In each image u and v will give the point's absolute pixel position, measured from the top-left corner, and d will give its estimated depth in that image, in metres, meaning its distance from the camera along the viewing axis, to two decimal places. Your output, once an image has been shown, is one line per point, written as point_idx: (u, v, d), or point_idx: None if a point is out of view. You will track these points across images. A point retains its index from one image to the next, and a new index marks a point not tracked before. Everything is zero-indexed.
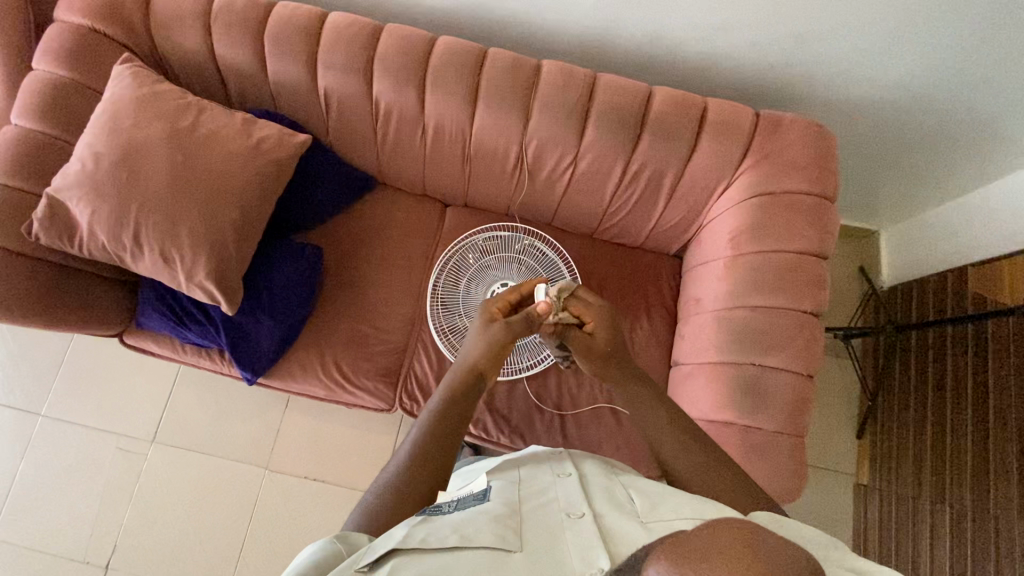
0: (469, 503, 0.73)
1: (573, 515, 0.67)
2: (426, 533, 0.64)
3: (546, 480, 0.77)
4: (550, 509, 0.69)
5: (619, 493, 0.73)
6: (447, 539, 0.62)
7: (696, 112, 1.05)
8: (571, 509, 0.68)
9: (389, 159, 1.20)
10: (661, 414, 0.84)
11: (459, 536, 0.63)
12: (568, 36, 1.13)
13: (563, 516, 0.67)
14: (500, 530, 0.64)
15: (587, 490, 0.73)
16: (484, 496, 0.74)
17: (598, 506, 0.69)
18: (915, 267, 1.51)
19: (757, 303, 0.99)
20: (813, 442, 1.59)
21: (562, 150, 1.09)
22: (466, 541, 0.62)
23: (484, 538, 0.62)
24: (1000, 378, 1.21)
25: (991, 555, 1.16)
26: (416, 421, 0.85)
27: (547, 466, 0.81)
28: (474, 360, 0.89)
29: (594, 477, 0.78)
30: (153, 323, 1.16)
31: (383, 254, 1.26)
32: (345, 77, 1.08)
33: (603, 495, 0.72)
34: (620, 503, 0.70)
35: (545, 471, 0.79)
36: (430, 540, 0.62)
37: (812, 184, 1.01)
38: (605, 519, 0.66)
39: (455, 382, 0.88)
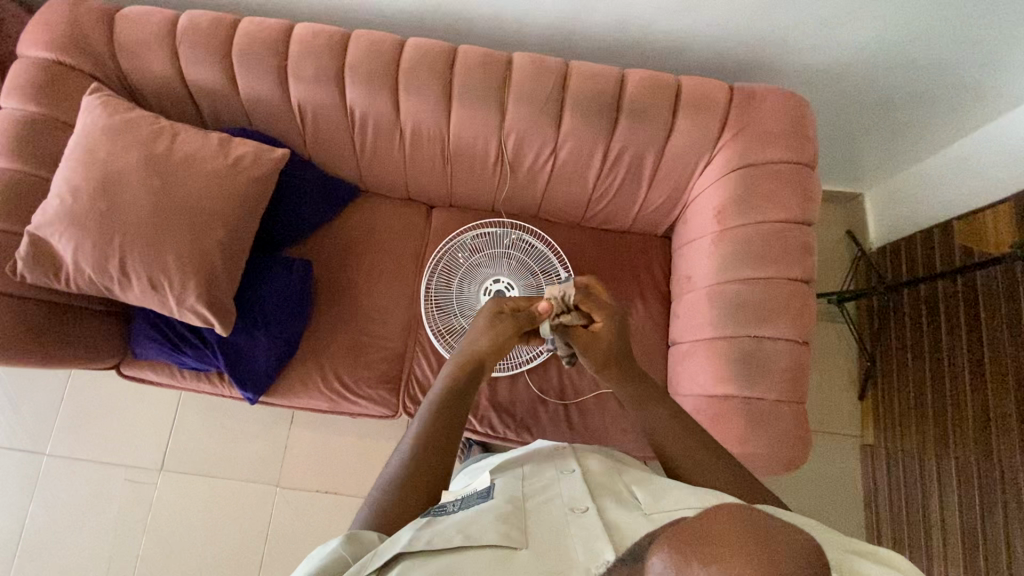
0: (472, 502, 0.73)
1: (577, 510, 0.67)
2: (432, 534, 0.64)
3: (549, 476, 0.77)
4: (555, 506, 0.70)
5: (622, 489, 0.74)
6: (452, 538, 0.63)
7: (670, 91, 1.06)
8: (575, 504, 0.69)
9: (370, 167, 1.20)
10: (661, 411, 0.85)
11: (464, 535, 0.64)
12: (535, 27, 1.13)
13: (567, 510, 0.68)
14: (505, 528, 0.65)
15: (591, 485, 0.74)
16: (487, 494, 0.74)
17: (602, 501, 0.70)
18: (902, 226, 1.53)
19: (747, 275, 1.00)
20: (816, 408, 1.60)
21: (541, 141, 1.09)
22: (471, 540, 0.63)
23: (489, 536, 0.63)
24: (993, 327, 1.23)
25: (1000, 501, 1.18)
26: (416, 416, 0.85)
27: (550, 462, 0.82)
28: (475, 351, 0.89)
29: (596, 470, 0.78)
30: (148, 351, 1.16)
31: (374, 261, 1.26)
32: (317, 88, 1.08)
33: (607, 491, 0.73)
34: (624, 499, 0.71)
35: (548, 468, 0.79)
36: (436, 540, 0.63)
37: (791, 152, 1.02)
38: (609, 513, 0.67)
39: (454, 373, 0.88)
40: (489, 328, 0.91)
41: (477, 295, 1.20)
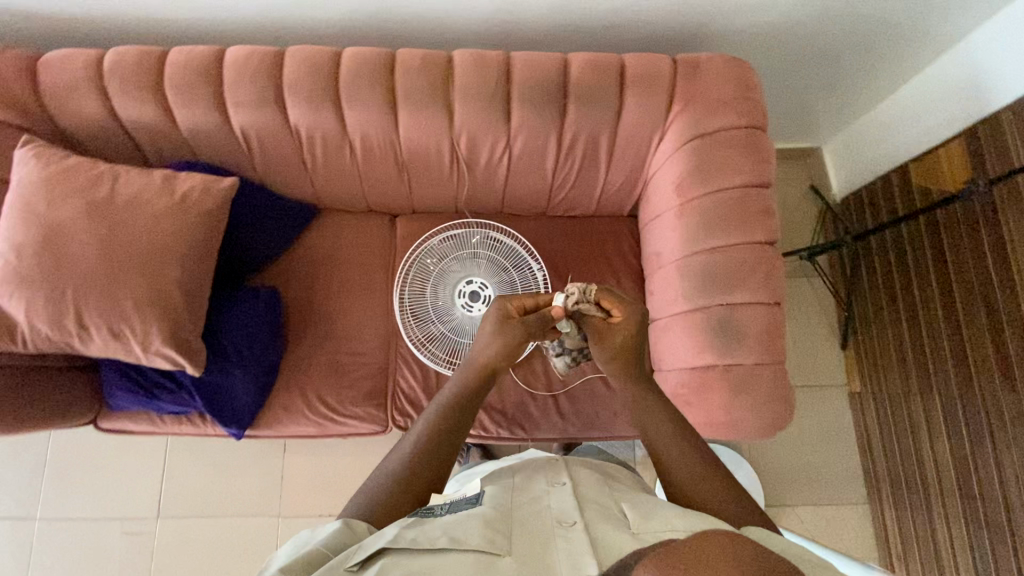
0: (460, 506, 0.73)
1: (564, 523, 0.67)
2: (417, 532, 0.64)
3: (538, 487, 0.77)
4: (542, 517, 0.70)
5: (610, 505, 0.73)
6: (437, 538, 0.63)
7: (614, 71, 1.05)
8: (562, 517, 0.68)
9: (325, 183, 1.18)
10: (660, 415, 0.82)
11: (450, 536, 0.64)
12: (473, 24, 1.11)
13: (554, 524, 0.68)
14: (490, 533, 0.65)
15: (581, 500, 0.74)
16: (476, 500, 0.74)
17: (590, 516, 0.69)
18: (861, 174, 1.55)
19: (713, 244, 1.00)
20: (800, 362, 1.64)
21: (493, 137, 1.08)
22: (456, 542, 0.63)
23: (472, 540, 0.63)
24: (959, 264, 1.26)
25: (987, 432, 1.21)
26: (423, 414, 0.85)
27: (541, 474, 0.81)
28: (485, 357, 0.88)
29: (586, 486, 0.77)
30: (123, 402, 1.13)
31: (343, 278, 1.25)
32: (258, 111, 1.05)
33: (596, 507, 0.72)
34: (611, 516, 0.70)
35: (538, 478, 0.79)
36: (421, 538, 0.63)
37: (741, 117, 1.02)
38: (597, 529, 0.66)
39: (466, 376, 0.88)
40: (497, 332, 0.88)
41: (452, 299, 1.19)
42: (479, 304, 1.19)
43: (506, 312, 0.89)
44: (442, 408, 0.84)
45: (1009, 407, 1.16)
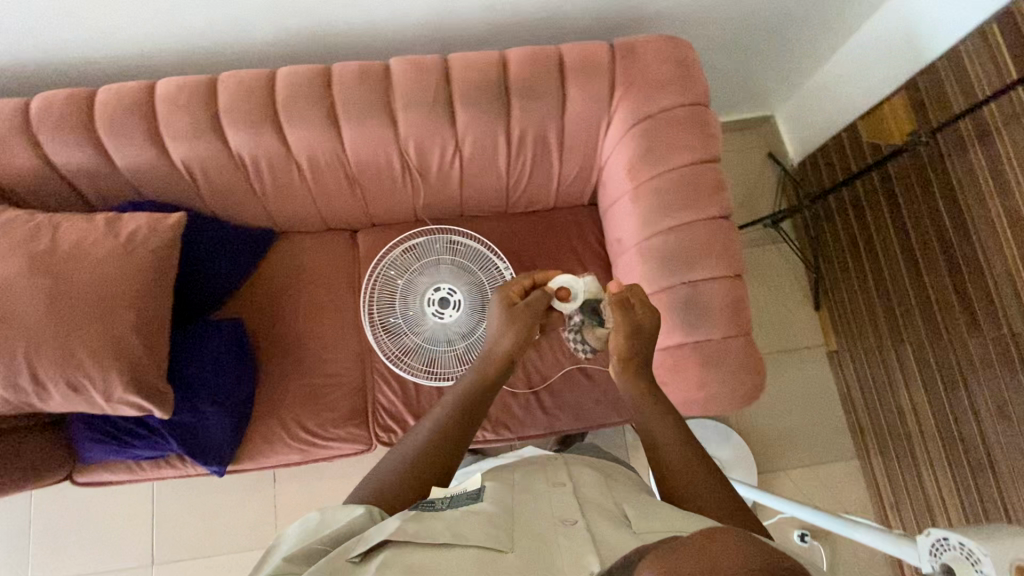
0: (460, 501, 0.73)
1: (565, 522, 0.67)
2: (419, 525, 0.63)
3: (540, 485, 0.76)
4: (544, 514, 0.69)
5: (611, 503, 0.73)
6: (439, 533, 0.63)
7: (553, 63, 1.04)
8: (565, 516, 0.68)
9: (278, 207, 1.16)
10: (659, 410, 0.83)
11: (453, 531, 0.64)
12: (408, 31, 1.09)
13: (556, 523, 0.67)
14: (493, 531, 0.65)
15: (582, 499, 0.72)
16: (477, 495, 0.74)
17: (591, 515, 0.69)
18: (814, 137, 1.57)
19: (669, 224, 1.00)
20: (776, 328, 1.66)
21: (441, 141, 1.07)
22: (458, 538, 0.63)
23: (475, 537, 0.63)
24: (914, 213, 1.28)
25: (958, 375, 1.23)
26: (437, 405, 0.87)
27: (541, 471, 0.81)
28: (502, 347, 0.90)
29: (586, 483, 0.77)
30: (96, 454, 1.10)
31: (310, 300, 1.23)
32: (197, 143, 1.03)
33: (596, 506, 0.71)
34: (611, 514, 0.70)
35: (540, 477, 0.78)
36: (423, 532, 0.62)
37: (683, 95, 1.02)
38: (597, 526, 0.67)
39: (485, 368, 0.90)
40: (508, 324, 0.90)
41: (422, 309, 1.18)
42: (449, 310, 1.18)
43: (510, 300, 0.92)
44: (457, 402, 0.86)
45: (977, 347, 1.18)
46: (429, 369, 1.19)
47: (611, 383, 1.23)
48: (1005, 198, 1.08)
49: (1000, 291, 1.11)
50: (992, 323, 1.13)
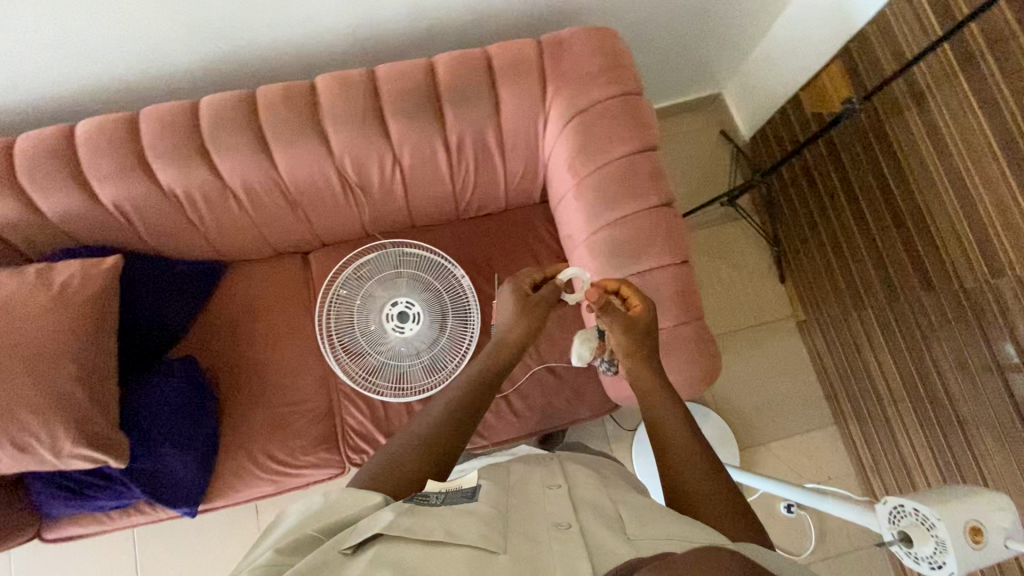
0: (454, 497, 0.69)
1: (560, 526, 0.62)
2: (413, 520, 0.61)
3: (535, 491, 0.73)
4: (539, 517, 0.65)
5: (607, 506, 0.68)
6: (433, 530, 0.60)
7: (483, 66, 1.03)
8: (559, 519, 0.63)
9: (221, 237, 1.13)
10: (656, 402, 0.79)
11: (447, 528, 0.60)
12: (334, 46, 1.07)
13: (550, 526, 0.62)
14: (487, 532, 0.61)
15: (576, 502, 0.69)
16: (474, 494, 0.70)
17: (587, 517, 0.64)
18: (761, 111, 1.58)
19: (613, 217, 1.00)
20: (744, 304, 1.67)
21: (378, 155, 1.05)
22: (452, 536, 0.59)
23: (468, 537, 0.60)
24: (862, 177, 1.29)
25: (918, 335, 1.24)
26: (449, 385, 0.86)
27: (541, 476, 0.78)
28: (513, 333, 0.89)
29: (584, 486, 0.73)
30: (60, 510, 1.08)
31: (267, 329, 1.20)
32: (126, 182, 1.00)
33: (592, 507, 0.67)
34: (606, 518, 0.64)
35: (534, 483, 0.75)
36: (416, 527, 0.60)
37: (614, 85, 1.01)
38: (593, 529, 0.62)
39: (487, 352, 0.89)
40: (519, 311, 0.91)
41: (382, 325, 1.16)
42: (409, 323, 1.17)
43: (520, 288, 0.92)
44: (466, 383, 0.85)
45: (932, 305, 1.18)
46: (397, 386, 1.18)
47: (579, 379, 1.23)
48: (943, 156, 1.09)
49: (947, 248, 1.12)
50: (943, 281, 1.14)
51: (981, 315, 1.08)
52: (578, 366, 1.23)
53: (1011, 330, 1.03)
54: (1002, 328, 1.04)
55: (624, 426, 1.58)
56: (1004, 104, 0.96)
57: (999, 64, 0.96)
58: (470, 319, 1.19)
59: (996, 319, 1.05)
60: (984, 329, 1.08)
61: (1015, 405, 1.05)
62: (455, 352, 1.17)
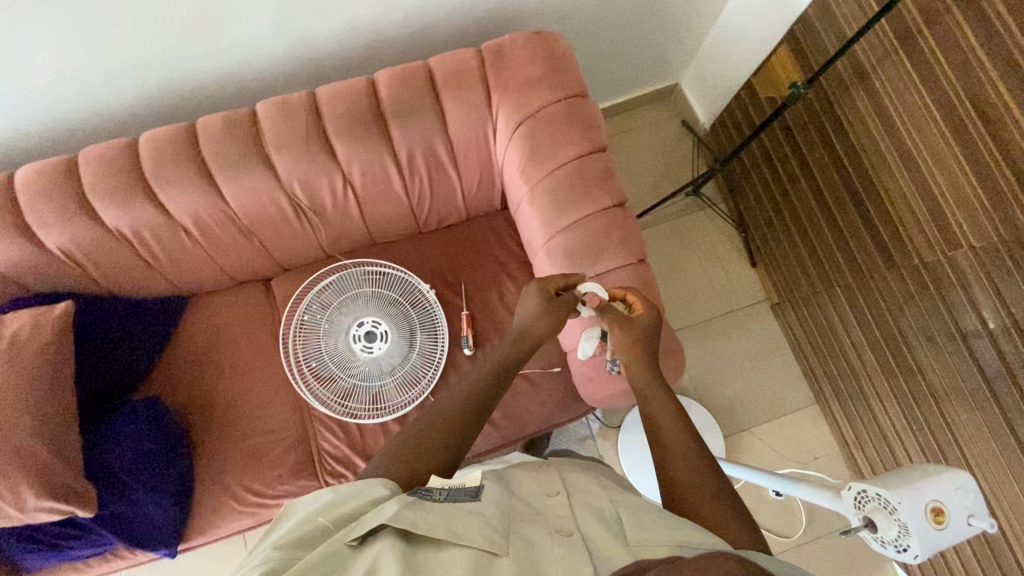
0: (458, 496, 0.65)
1: (562, 533, 0.61)
2: (417, 514, 0.59)
3: (535, 497, 0.70)
4: (540, 524, 0.63)
5: (606, 506, 0.67)
6: (437, 527, 0.58)
7: (424, 80, 1.03)
8: (561, 526, 0.62)
9: (177, 272, 1.11)
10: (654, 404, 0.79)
11: (451, 526, 0.59)
12: (274, 69, 1.08)
13: (551, 532, 0.61)
14: (489, 532, 0.59)
15: (576, 507, 0.66)
16: (478, 492, 0.66)
17: (588, 523, 0.63)
18: (718, 99, 1.58)
19: (567, 222, 1.00)
20: (717, 291, 1.67)
21: (328, 177, 1.04)
22: (455, 536, 0.58)
23: (472, 536, 0.58)
24: (817, 157, 1.30)
25: (884, 310, 1.24)
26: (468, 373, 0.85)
27: (541, 476, 0.75)
28: (531, 332, 0.86)
29: (584, 486, 0.71)
30: (35, 563, 1.05)
31: (232, 360, 1.17)
32: (70, 227, 0.98)
33: (592, 512, 0.65)
34: (608, 522, 0.63)
35: (533, 489, 0.72)
36: (420, 522, 0.58)
37: (557, 89, 1.01)
38: (595, 537, 0.60)
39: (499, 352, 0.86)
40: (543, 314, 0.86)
41: (350, 346, 1.14)
42: (377, 342, 1.14)
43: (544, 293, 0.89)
44: (480, 373, 0.84)
45: (894, 280, 1.19)
46: (374, 405, 1.15)
47: (554, 383, 1.22)
48: (891, 134, 1.09)
49: (904, 223, 1.12)
50: (903, 256, 1.14)
51: (941, 288, 1.08)
52: (552, 371, 1.23)
53: (971, 300, 1.03)
54: (961, 297, 1.05)
55: (609, 424, 1.58)
56: (943, 77, 0.97)
57: (935, 39, 0.97)
58: (439, 335, 1.17)
59: (956, 290, 1.05)
60: (946, 300, 1.08)
61: (981, 374, 1.05)
62: (427, 369, 1.16)
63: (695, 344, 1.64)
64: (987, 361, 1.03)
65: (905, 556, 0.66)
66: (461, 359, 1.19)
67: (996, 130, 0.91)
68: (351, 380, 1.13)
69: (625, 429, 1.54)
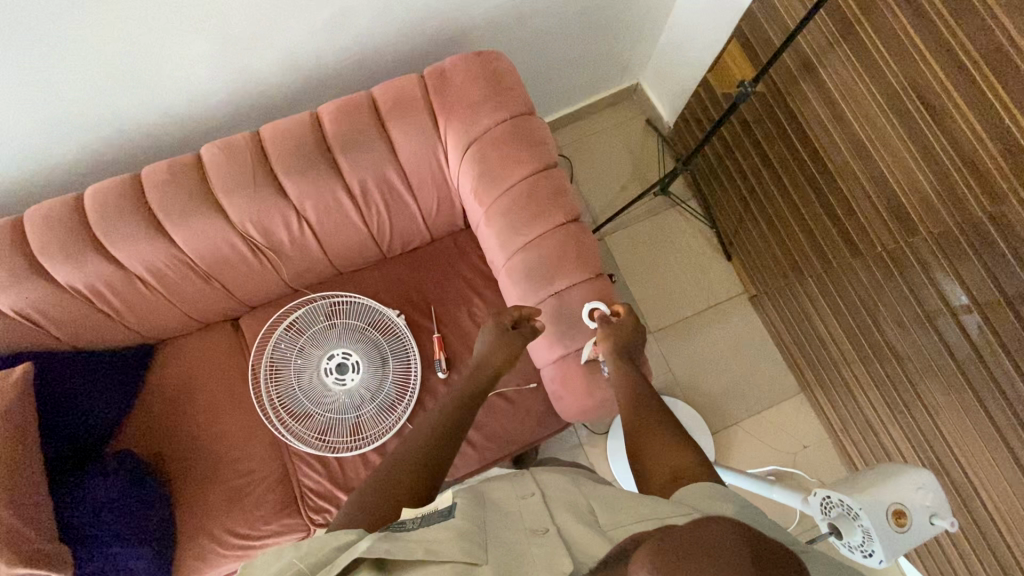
0: (432, 519, 0.62)
1: (537, 532, 0.58)
2: (393, 543, 0.56)
3: (509, 502, 0.66)
4: (514, 528, 0.60)
5: (580, 502, 0.63)
6: (414, 550, 0.55)
7: (367, 109, 1.03)
8: (536, 525, 0.59)
9: (140, 321, 1.12)
10: (629, 419, 0.77)
11: (427, 546, 0.56)
12: (219, 106, 1.09)
13: (526, 533, 0.58)
14: (465, 542, 0.56)
15: (551, 504, 0.63)
16: (450, 511, 0.63)
17: (561, 516, 0.60)
18: (677, 97, 1.58)
19: (524, 240, 1.00)
20: (695, 288, 1.66)
21: (280, 215, 1.04)
22: (431, 553, 0.55)
23: (449, 550, 0.55)
24: (776, 150, 1.30)
25: (853, 298, 1.23)
26: (434, 410, 0.86)
27: (515, 484, 0.71)
28: (495, 365, 0.90)
29: (557, 486, 0.68)
30: None
31: (205, 405, 1.15)
32: (21, 288, 0.98)
33: (567, 507, 0.62)
34: (582, 515, 0.60)
35: (506, 494, 0.68)
36: (397, 549, 0.55)
37: (502, 110, 1.01)
38: (570, 530, 0.57)
39: (466, 384, 0.89)
40: (500, 343, 0.91)
41: (324, 381, 1.11)
42: (349, 373, 1.12)
43: (503, 325, 0.92)
44: (443, 412, 0.84)
45: (861, 266, 1.18)
46: (354, 436, 1.12)
47: (531, 399, 1.21)
48: (842, 124, 1.09)
49: (864, 211, 1.12)
50: (866, 243, 1.14)
51: (905, 272, 1.08)
52: (528, 388, 1.22)
53: (933, 283, 1.02)
54: (924, 279, 1.04)
55: (596, 432, 1.56)
56: (883, 65, 0.97)
57: (875, 30, 0.97)
58: (411, 360, 1.15)
59: (918, 273, 1.05)
60: (910, 284, 1.07)
61: (950, 356, 1.04)
62: (402, 398, 1.13)
63: (676, 341, 1.62)
64: (954, 343, 1.02)
65: (870, 561, 0.69)
66: (435, 382, 1.17)
67: (938, 114, 0.91)
68: (328, 414, 1.11)
69: (612, 436, 1.52)
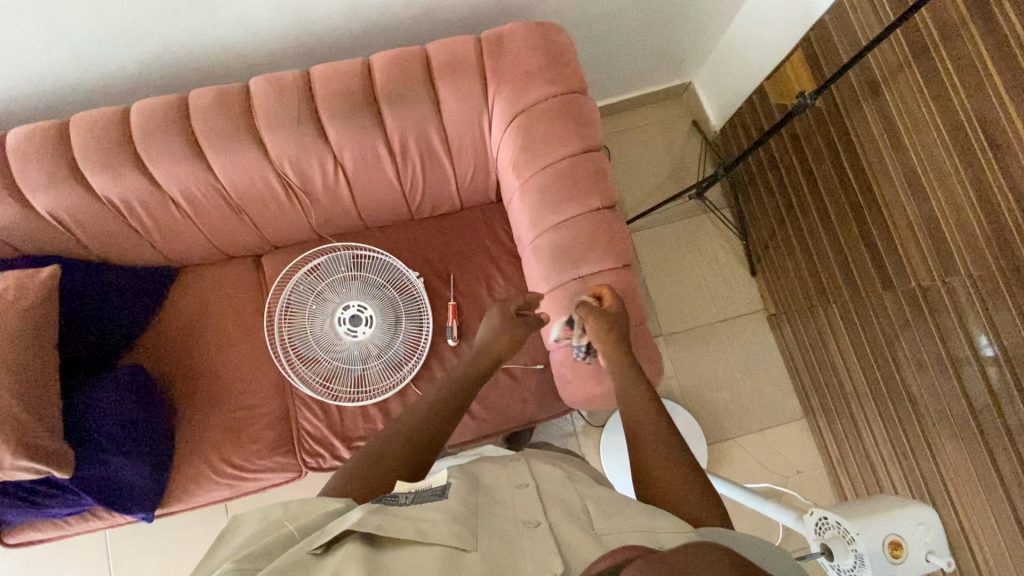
0: (425, 498, 0.61)
1: (529, 524, 0.56)
2: (383, 519, 0.54)
3: (503, 488, 0.65)
4: (506, 515, 0.59)
5: (574, 502, 0.61)
6: (404, 527, 0.53)
7: (420, 64, 1.02)
8: (528, 517, 0.57)
9: (168, 243, 1.14)
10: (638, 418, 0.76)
11: (418, 526, 0.54)
12: (273, 41, 1.08)
13: (518, 524, 0.56)
14: (456, 527, 0.54)
15: (545, 499, 0.62)
16: (444, 490, 0.63)
17: (555, 514, 0.58)
18: (729, 101, 1.54)
19: (555, 221, 0.99)
20: (714, 296, 1.65)
21: (318, 158, 1.04)
22: (423, 535, 0.53)
23: (439, 533, 0.53)
24: (823, 169, 1.27)
25: (877, 330, 1.21)
26: (441, 382, 0.85)
27: (509, 472, 0.70)
28: (496, 351, 0.90)
29: (551, 480, 0.67)
30: (14, 517, 1.05)
31: (219, 333, 1.17)
32: (58, 193, 1.00)
33: (560, 504, 0.60)
34: (575, 513, 0.58)
35: (501, 480, 0.67)
36: (387, 526, 0.53)
37: (554, 84, 1.00)
38: (563, 529, 0.55)
39: (476, 360, 0.89)
40: (503, 327, 0.91)
41: (336, 330, 1.12)
42: (362, 327, 1.12)
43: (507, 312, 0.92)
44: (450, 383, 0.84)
45: (890, 299, 1.15)
46: (357, 388, 1.13)
47: (536, 379, 1.21)
48: (900, 153, 1.06)
49: (905, 245, 1.09)
50: (901, 278, 1.11)
51: (935, 313, 1.05)
52: (535, 368, 1.22)
53: (963, 328, 1.00)
54: (955, 324, 1.01)
55: (593, 423, 1.57)
56: (956, 99, 0.93)
57: (952, 60, 0.93)
58: (424, 323, 1.15)
59: (950, 317, 1.02)
60: (939, 327, 1.05)
61: (968, 406, 1.02)
62: (410, 358, 1.14)
63: (686, 348, 1.61)
64: (974, 391, 1.00)
65: None
66: (445, 349, 1.17)
67: (1004, 158, 0.87)
68: (336, 362, 1.12)
69: (608, 429, 1.52)
